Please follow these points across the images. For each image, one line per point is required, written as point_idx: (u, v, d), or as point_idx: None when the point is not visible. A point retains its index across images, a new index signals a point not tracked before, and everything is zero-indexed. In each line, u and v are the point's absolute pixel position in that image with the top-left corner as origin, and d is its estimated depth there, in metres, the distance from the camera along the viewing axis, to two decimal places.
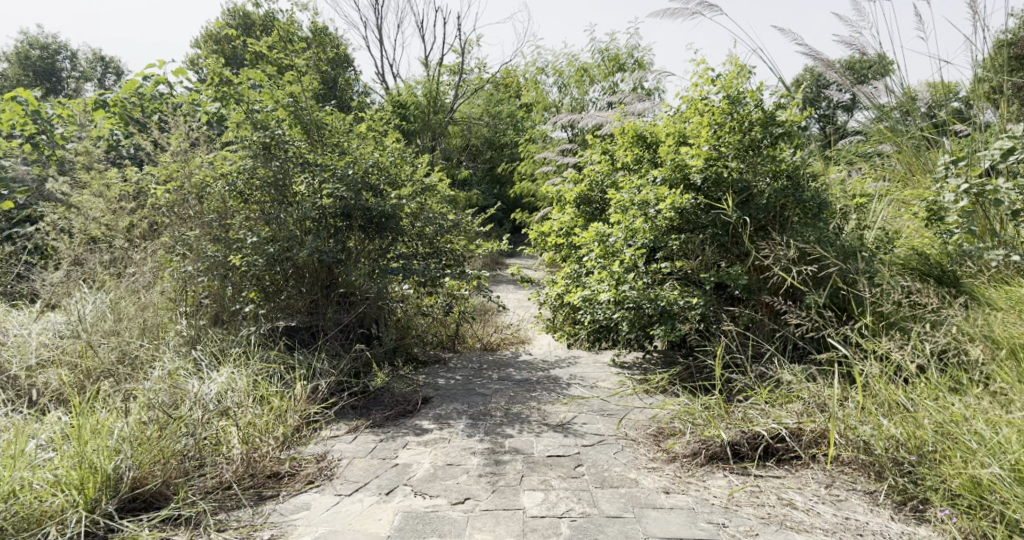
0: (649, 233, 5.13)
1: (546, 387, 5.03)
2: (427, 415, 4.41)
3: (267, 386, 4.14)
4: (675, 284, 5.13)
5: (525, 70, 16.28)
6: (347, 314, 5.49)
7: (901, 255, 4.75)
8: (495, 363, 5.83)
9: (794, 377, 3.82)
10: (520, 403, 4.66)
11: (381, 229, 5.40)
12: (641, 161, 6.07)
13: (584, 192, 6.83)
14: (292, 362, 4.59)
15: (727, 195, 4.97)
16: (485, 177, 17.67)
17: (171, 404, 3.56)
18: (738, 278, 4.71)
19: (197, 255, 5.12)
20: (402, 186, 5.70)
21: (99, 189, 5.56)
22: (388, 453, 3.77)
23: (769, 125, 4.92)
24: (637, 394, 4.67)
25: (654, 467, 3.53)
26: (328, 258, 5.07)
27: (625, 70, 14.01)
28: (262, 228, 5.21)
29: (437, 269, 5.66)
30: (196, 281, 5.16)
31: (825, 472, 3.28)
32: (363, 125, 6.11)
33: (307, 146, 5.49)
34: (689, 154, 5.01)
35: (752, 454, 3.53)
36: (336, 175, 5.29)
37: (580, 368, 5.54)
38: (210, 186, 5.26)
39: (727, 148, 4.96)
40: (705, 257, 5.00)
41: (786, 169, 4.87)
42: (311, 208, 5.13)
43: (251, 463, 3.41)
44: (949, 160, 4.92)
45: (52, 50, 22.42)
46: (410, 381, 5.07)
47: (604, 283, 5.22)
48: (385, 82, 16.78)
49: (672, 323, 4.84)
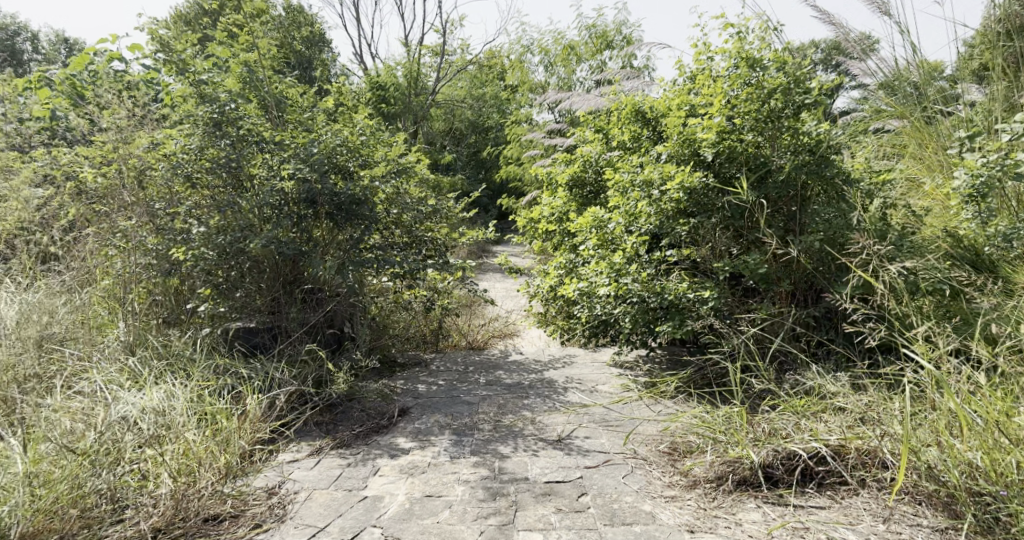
0: (653, 217, 4.57)
1: (539, 392, 4.45)
2: (404, 430, 3.83)
3: (213, 402, 3.53)
4: (683, 275, 4.57)
5: (509, 50, 15.60)
6: (313, 313, 4.88)
7: (931, 238, 4.25)
8: (482, 364, 5.24)
9: (830, 385, 3.27)
10: (511, 414, 4.07)
11: (351, 217, 4.77)
12: (640, 139, 5.56)
13: (577, 174, 6.26)
14: (246, 372, 3.98)
15: (742, 174, 4.36)
16: (470, 161, 17.11)
17: (87, 431, 2.97)
18: (756, 267, 4.14)
19: (138, 249, 4.49)
20: (375, 167, 5.08)
21: (27, 174, 4.89)
22: (355, 482, 3.19)
23: (792, 92, 4.24)
24: (644, 402, 4.11)
25: (673, 496, 2.97)
26: (288, 249, 4.46)
27: (613, 47, 13.33)
28: (213, 216, 4.58)
29: (415, 260, 5.07)
30: (138, 279, 4.54)
31: (880, 502, 2.73)
32: (330, 100, 5.51)
33: (265, 123, 4.86)
34: (698, 127, 4.42)
35: (788, 478, 2.97)
36: (298, 155, 4.66)
37: (577, 370, 4.97)
38: (153, 169, 4.63)
39: (743, 120, 4.30)
40: (717, 243, 4.44)
41: (811, 142, 4.22)
42: (269, 193, 4.50)
43: (182, 502, 2.80)
44: (967, 135, 4.41)
45: (12, 31, 21.26)
46: (385, 387, 4.47)
47: (603, 275, 4.68)
48: (363, 63, 16.05)
49: (680, 319, 4.28)
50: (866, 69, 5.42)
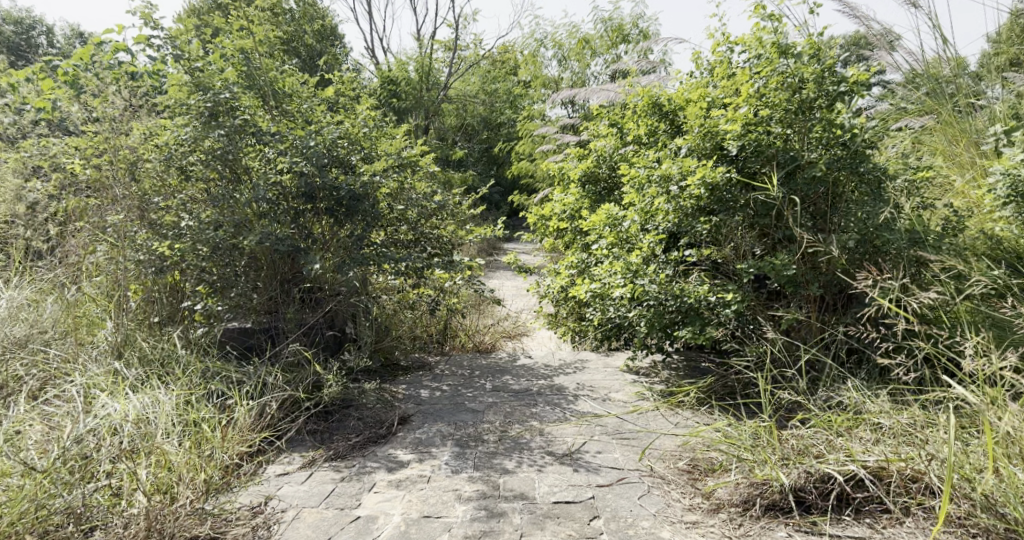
0: (672, 215, 4.33)
1: (549, 400, 4.19)
2: (404, 441, 3.58)
3: (199, 411, 3.31)
4: (703, 276, 4.29)
5: (523, 45, 15.34)
6: (312, 313, 4.65)
7: (972, 239, 3.94)
8: (490, 367, 4.99)
9: (866, 400, 2.99)
10: (519, 423, 3.81)
11: (352, 213, 4.53)
12: (656, 133, 5.31)
13: (590, 169, 5.99)
14: (237, 377, 3.75)
15: (768, 169, 4.07)
16: (482, 157, 16.85)
17: (58, 443, 2.75)
18: (784, 269, 3.85)
19: (128, 245, 4.28)
20: (378, 160, 4.85)
21: (16, 165, 4.68)
22: (347, 500, 2.96)
23: (825, 81, 3.92)
24: (661, 412, 3.84)
25: (693, 521, 2.71)
26: (284, 247, 4.22)
27: (629, 41, 13.03)
28: (207, 211, 4.36)
29: (419, 258, 4.82)
30: (129, 277, 4.33)
31: (926, 534, 2.46)
32: (332, 90, 5.27)
33: (263, 114, 4.62)
34: (722, 119, 4.16)
35: (822, 502, 2.70)
36: (296, 147, 4.41)
37: (589, 376, 4.70)
38: (146, 161, 4.41)
39: (771, 111, 4.03)
40: (740, 243, 4.15)
41: (845, 135, 3.94)
42: (264, 187, 4.27)
43: (155, 523, 2.58)
44: (1007, 129, 4.12)
45: (28, 25, 21.07)
46: (385, 393, 4.23)
47: (618, 276, 4.43)
48: (374, 57, 15.83)
49: (701, 324, 4.00)
50: (893, 61, 5.14)
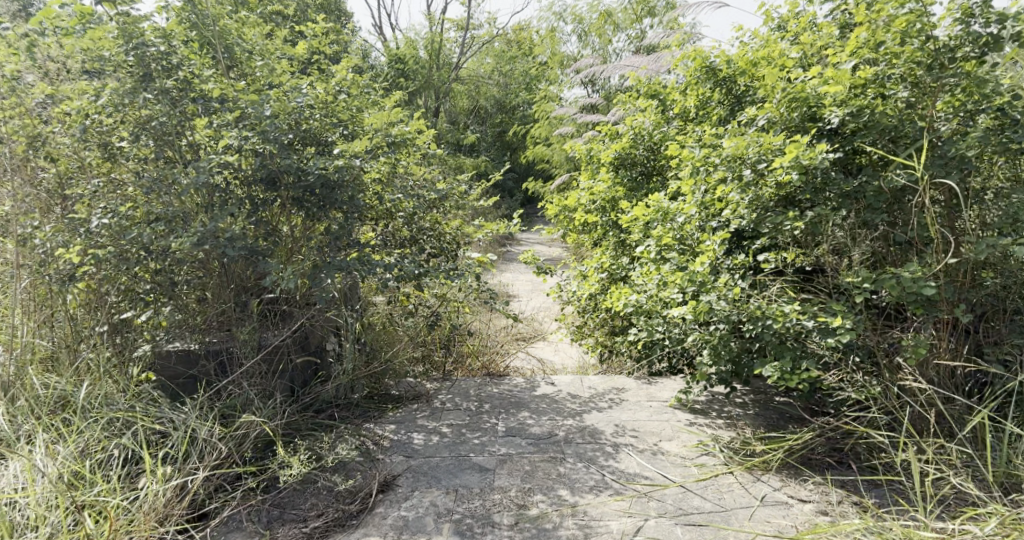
0: (746, 209, 3.28)
1: (581, 453, 3.14)
2: (382, 525, 2.57)
3: (87, 494, 2.32)
4: (787, 289, 3.21)
5: (540, 22, 14.19)
6: (277, 331, 3.64)
7: None
8: (502, 399, 3.94)
9: None
10: (541, 494, 2.77)
11: (326, 204, 3.50)
12: (713, 104, 4.23)
13: (625, 150, 4.89)
14: (159, 430, 2.73)
15: (885, 145, 3.03)
16: (495, 142, 15.80)
17: None
18: (913, 285, 2.78)
19: (32, 245, 3.25)
20: (361, 136, 3.79)
21: None
22: None
23: (975, 21, 2.83)
24: (739, 481, 2.80)
25: None
26: (233, 250, 3.20)
27: (654, 13, 11.60)
28: (137, 201, 3.34)
29: (413, 262, 3.79)
30: (34, 287, 3.30)
31: None
32: (307, 50, 4.21)
33: (213, 74, 3.56)
34: (816, 81, 3.13)
35: None
36: (252, 118, 3.37)
37: (630, 414, 3.62)
38: (58, 134, 3.36)
39: (889, 66, 3.04)
40: (845, 246, 3.06)
41: (996, 98, 2.87)
42: (208, 170, 3.24)
43: None
44: None
45: None
46: (366, 441, 3.22)
47: (673, 288, 3.38)
48: (382, 33, 14.75)
49: (792, 357, 2.95)
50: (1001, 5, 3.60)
